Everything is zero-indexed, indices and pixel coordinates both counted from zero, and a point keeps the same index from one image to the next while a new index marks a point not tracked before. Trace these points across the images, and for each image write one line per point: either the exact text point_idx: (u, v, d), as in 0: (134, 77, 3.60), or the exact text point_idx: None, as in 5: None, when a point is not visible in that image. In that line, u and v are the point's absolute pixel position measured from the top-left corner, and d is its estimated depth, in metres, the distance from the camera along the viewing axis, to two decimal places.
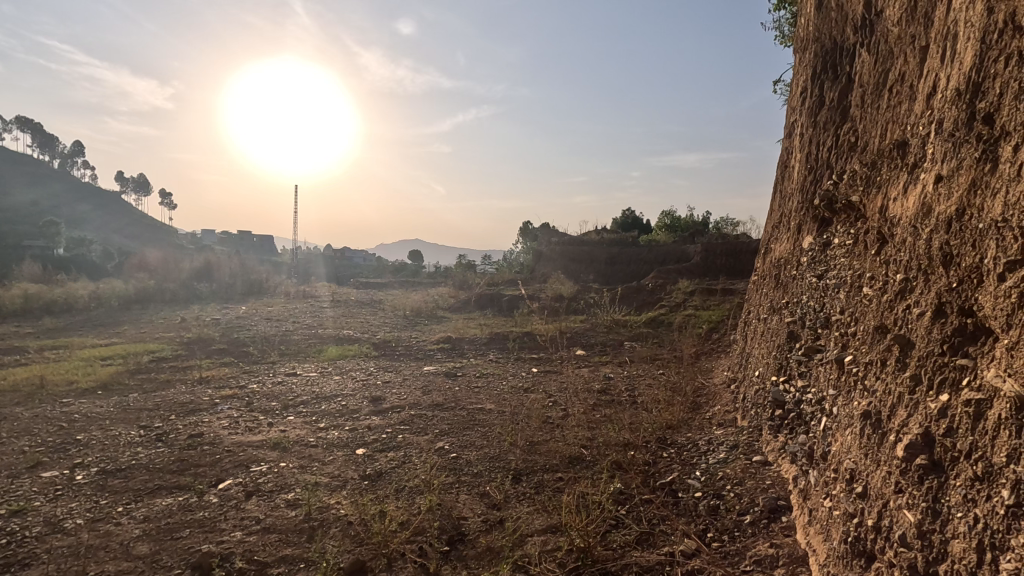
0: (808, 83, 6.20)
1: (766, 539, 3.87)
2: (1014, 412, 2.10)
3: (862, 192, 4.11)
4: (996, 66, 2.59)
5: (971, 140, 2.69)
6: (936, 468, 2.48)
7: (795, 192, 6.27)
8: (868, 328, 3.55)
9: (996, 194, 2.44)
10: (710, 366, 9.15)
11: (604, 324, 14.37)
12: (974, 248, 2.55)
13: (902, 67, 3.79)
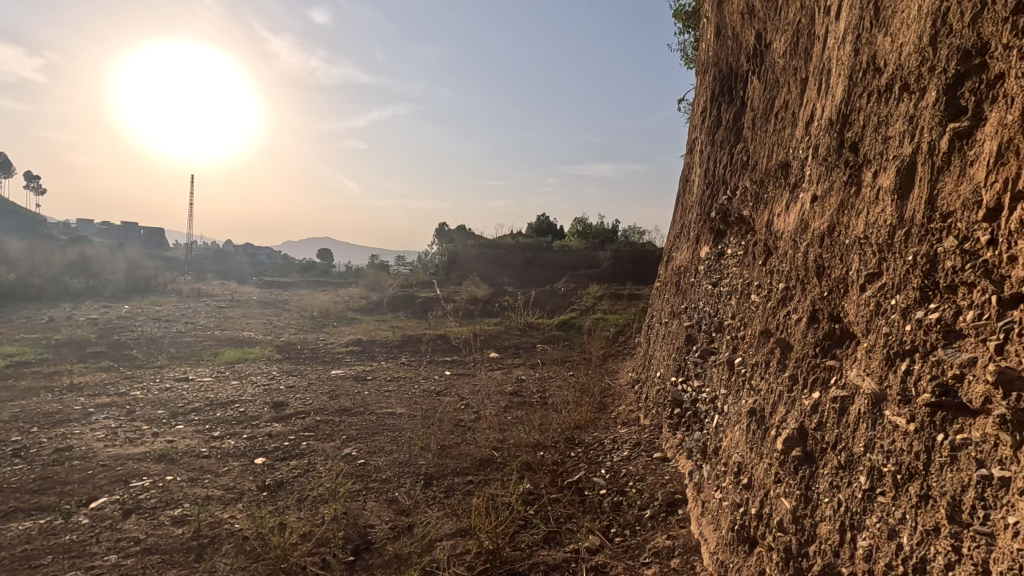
0: (708, 104, 6.66)
1: (664, 531, 4.10)
2: (872, 407, 2.39)
3: (751, 208, 4.48)
4: (861, 100, 2.91)
5: (840, 164, 3.02)
6: (809, 459, 2.75)
7: (694, 205, 6.71)
8: (754, 332, 3.87)
9: (859, 214, 2.76)
10: (616, 367, 9.58)
11: (518, 327, 14.60)
12: (842, 261, 2.86)
13: (786, 96, 4.16)
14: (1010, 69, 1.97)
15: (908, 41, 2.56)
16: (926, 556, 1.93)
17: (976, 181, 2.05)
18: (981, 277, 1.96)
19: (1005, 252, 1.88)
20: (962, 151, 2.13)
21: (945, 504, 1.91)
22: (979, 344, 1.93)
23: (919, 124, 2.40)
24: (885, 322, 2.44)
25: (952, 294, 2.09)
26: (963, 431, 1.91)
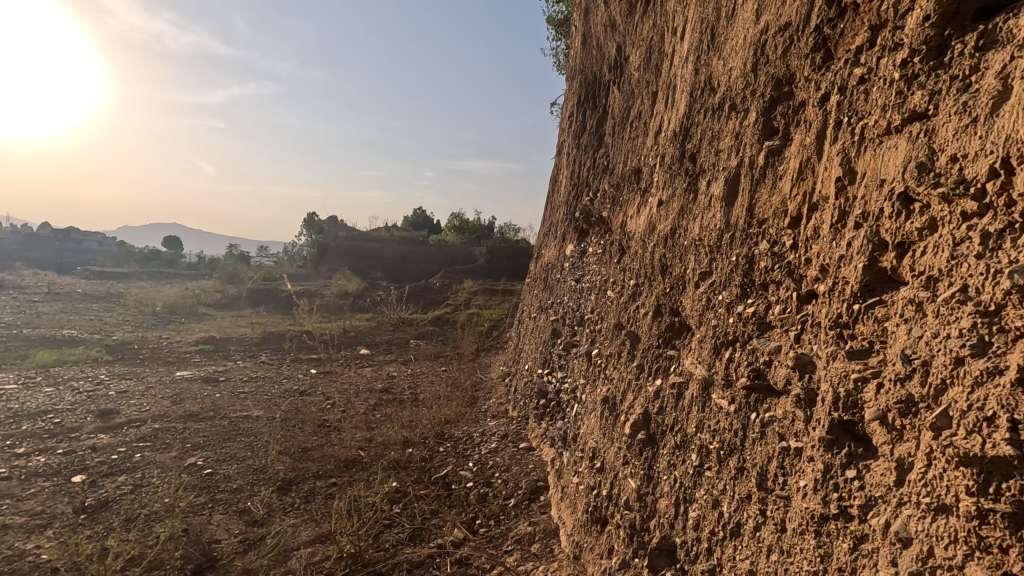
0: (575, 109, 6.99)
1: (526, 518, 4.25)
2: (703, 391, 2.67)
3: (609, 210, 4.78)
4: (699, 116, 3.23)
5: (681, 172, 3.33)
6: (651, 441, 3.01)
7: (561, 205, 7.01)
8: (609, 325, 4.14)
9: (695, 219, 3.07)
10: (488, 361, 9.74)
11: (391, 323, 14.21)
12: (681, 261, 3.16)
13: (640, 107, 4.48)
14: (809, 99, 2.30)
15: (735, 66, 2.88)
16: (741, 520, 2.21)
17: (784, 193, 2.37)
18: (785, 276, 2.27)
19: (803, 254, 2.20)
20: (774, 167, 2.46)
21: (755, 474, 2.19)
22: (783, 333, 2.24)
23: (743, 140, 2.72)
24: (714, 315, 2.74)
25: (765, 291, 2.40)
26: (771, 410, 2.21)
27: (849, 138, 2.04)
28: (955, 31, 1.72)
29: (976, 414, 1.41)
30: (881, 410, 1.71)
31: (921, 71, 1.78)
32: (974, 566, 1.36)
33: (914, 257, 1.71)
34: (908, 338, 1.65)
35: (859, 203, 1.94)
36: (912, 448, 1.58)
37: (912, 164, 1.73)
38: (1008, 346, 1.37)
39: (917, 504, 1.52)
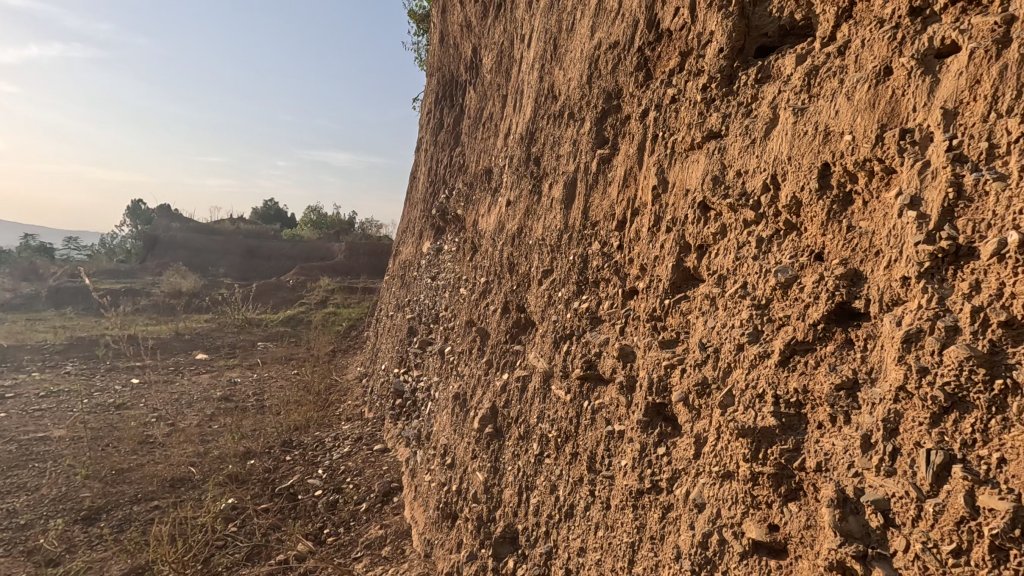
0: (432, 106, 6.96)
1: (377, 522, 4.14)
2: (543, 382, 2.82)
3: (463, 208, 4.81)
4: (543, 122, 3.38)
5: (527, 174, 3.47)
6: (498, 434, 3.10)
7: (418, 201, 6.92)
8: (462, 322, 4.18)
9: (538, 220, 3.22)
10: (344, 362, 9.30)
11: (234, 324, 12.93)
12: (526, 259, 3.29)
13: (492, 108, 4.58)
14: (632, 113, 2.53)
15: (573, 77, 3.07)
16: (574, 502, 2.37)
17: (612, 198, 2.58)
18: (613, 274, 2.48)
19: (627, 254, 2.42)
20: (605, 174, 2.66)
21: (586, 457, 2.36)
22: (610, 326, 2.44)
23: (579, 147, 2.91)
24: (554, 311, 2.89)
25: (596, 288, 2.59)
26: (600, 397, 2.39)
27: (663, 151, 2.28)
28: (742, 65, 2.00)
29: (751, 392, 1.66)
30: (684, 392, 1.93)
31: (717, 96, 2.05)
32: (749, 521, 1.60)
33: (709, 258, 1.97)
34: (705, 329, 1.90)
35: (670, 209, 2.18)
36: (706, 424, 1.82)
37: (708, 177, 2.00)
38: (775, 333, 1.64)
39: (710, 473, 1.76)
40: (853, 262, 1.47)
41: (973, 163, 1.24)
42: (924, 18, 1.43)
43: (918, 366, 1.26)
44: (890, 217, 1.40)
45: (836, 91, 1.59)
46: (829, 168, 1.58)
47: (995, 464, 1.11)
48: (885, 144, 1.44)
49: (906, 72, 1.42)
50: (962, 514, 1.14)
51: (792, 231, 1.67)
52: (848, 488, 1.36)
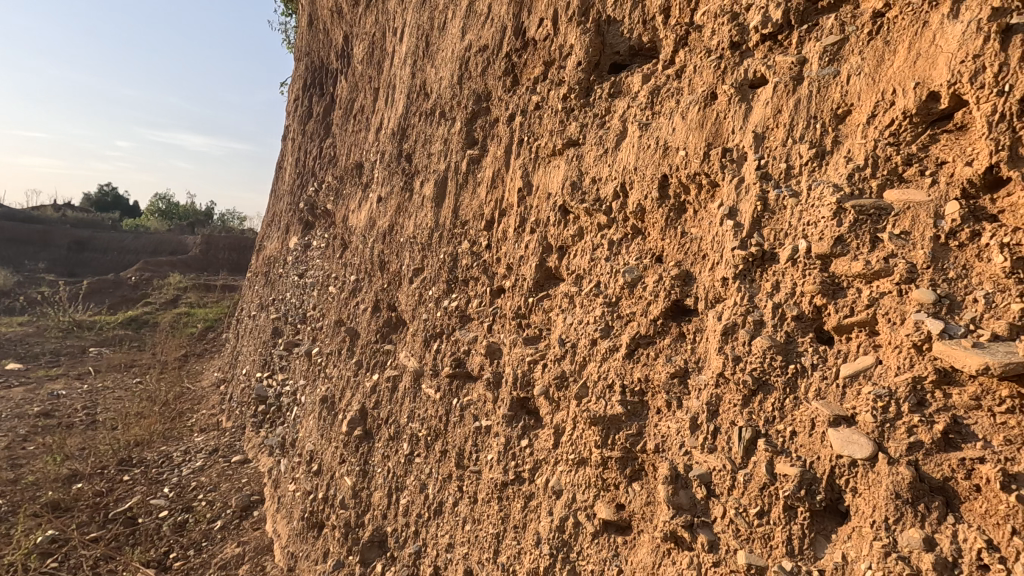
0: (300, 93, 6.55)
1: (234, 539, 3.82)
2: (413, 381, 2.80)
3: (333, 202, 4.59)
4: (415, 119, 3.35)
5: (398, 171, 3.40)
6: (368, 437, 3.02)
7: (284, 193, 6.48)
8: (330, 322, 3.99)
9: (409, 218, 3.18)
10: (199, 367, 8.43)
11: (58, 327, 11.12)
12: (397, 257, 3.24)
13: (363, 101, 4.43)
14: (500, 116, 2.60)
15: (444, 76, 3.07)
16: (443, 499, 2.39)
17: (481, 198, 2.63)
18: (482, 273, 2.53)
19: (495, 254, 2.49)
20: (475, 174, 2.71)
21: (454, 454, 2.39)
22: (479, 324, 2.49)
23: (450, 147, 2.92)
24: (425, 310, 2.87)
25: (465, 286, 2.63)
26: (469, 394, 2.43)
27: (528, 156, 2.38)
28: (597, 79, 2.15)
29: (602, 383, 1.80)
30: (545, 386, 2.03)
31: (575, 106, 2.18)
32: (599, 503, 1.73)
33: (568, 259, 2.09)
34: (564, 326, 2.01)
35: (534, 211, 2.28)
36: (563, 415, 1.93)
37: (567, 182, 2.12)
38: (622, 328, 1.79)
39: (567, 460, 1.88)
40: (685, 264, 1.65)
41: (774, 181, 1.46)
42: (740, 52, 1.64)
43: (733, 355, 1.45)
44: (713, 225, 1.60)
45: (673, 110, 1.78)
46: (666, 179, 1.76)
47: (789, 436, 1.32)
48: (711, 160, 1.63)
49: (727, 98, 1.62)
50: (764, 481, 1.33)
51: (637, 235, 1.83)
52: (679, 465, 1.52)
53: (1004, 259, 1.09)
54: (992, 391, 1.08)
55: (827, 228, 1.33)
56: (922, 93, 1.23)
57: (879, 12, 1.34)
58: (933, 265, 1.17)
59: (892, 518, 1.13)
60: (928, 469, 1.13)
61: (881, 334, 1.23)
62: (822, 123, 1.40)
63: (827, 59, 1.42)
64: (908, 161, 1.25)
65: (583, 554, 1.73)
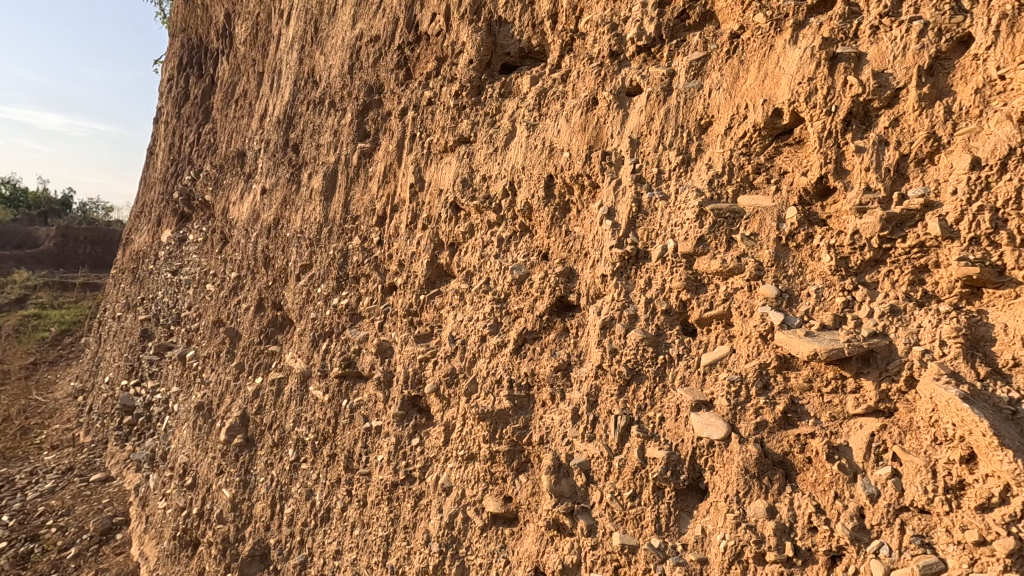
0: (174, 72, 5.98)
1: (92, 567, 3.40)
2: (301, 383, 2.65)
3: (211, 192, 4.24)
4: (302, 107, 3.18)
5: (284, 162, 3.21)
6: (250, 444, 2.83)
7: (155, 182, 5.87)
8: (208, 322, 3.68)
9: (296, 211, 3.01)
10: (50, 376, 7.41)
11: None
12: (283, 253, 3.05)
13: (246, 85, 4.13)
14: (392, 110, 2.55)
15: (334, 65, 2.94)
16: (330, 505, 2.29)
17: (372, 193, 2.56)
18: (373, 270, 2.46)
19: (387, 250, 2.43)
20: (366, 168, 2.63)
21: (343, 457, 2.30)
22: (370, 322, 2.42)
23: (340, 138, 2.81)
24: (312, 308, 2.74)
25: (356, 284, 2.54)
26: (359, 395, 2.36)
27: (420, 151, 2.35)
28: (488, 78, 2.17)
29: (491, 378, 1.82)
30: (435, 383, 2.02)
31: (467, 104, 2.19)
32: (487, 497, 1.75)
33: (460, 255, 2.09)
34: (454, 322, 2.01)
35: (425, 208, 2.25)
36: (454, 412, 1.93)
37: (458, 179, 2.12)
38: (510, 324, 1.83)
39: (456, 457, 1.88)
40: (568, 262, 1.72)
41: (647, 184, 1.56)
42: (619, 61, 1.73)
43: (610, 348, 1.53)
44: (594, 224, 1.68)
45: (559, 113, 1.84)
46: (552, 179, 1.82)
47: (658, 422, 1.42)
48: (592, 162, 1.70)
49: (607, 104, 1.71)
50: (636, 465, 1.42)
51: (525, 233, 1.88)
52: (561, 455, 1.58)
53: (830, 258, 1.25)
54: (821, 373, 1.23)
55: (691, 229, 1.44)
56: (768, 110, 1.37)
57: (735, 34, 1.48)
58: (776, 264, 1.31)
59: (741, 491, 1.26)
60: (771, 446, 1.26)
61: (735, 326, 1.36)
62: (688, 132, 1.52)
63: (692, 73, 1.54)
64: (757, 170, 1.39)
65: (471, 549, 1.75)
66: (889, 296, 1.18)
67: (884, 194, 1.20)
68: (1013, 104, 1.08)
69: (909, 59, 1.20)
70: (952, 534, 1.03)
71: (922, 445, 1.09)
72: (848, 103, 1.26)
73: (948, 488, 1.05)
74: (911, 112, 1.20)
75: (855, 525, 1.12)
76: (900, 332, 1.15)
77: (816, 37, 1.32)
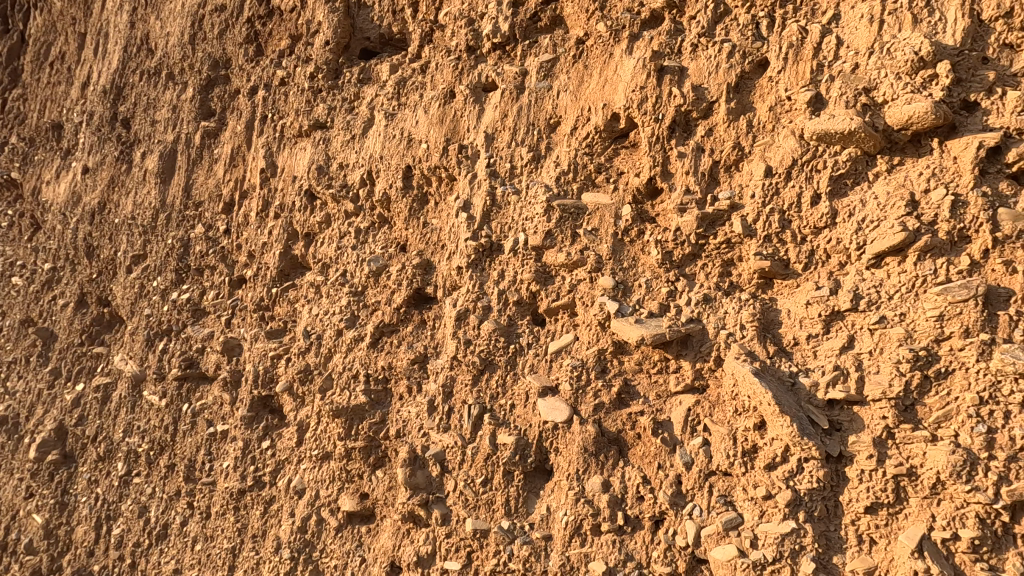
0: None
1: None
2: (132, 389, 2.35)
3: (16, 169, 3.43)
4: (134, 77, 2.80)
5: (111, 137, 2.80)
6: (68, 460, 2.46)
7: None
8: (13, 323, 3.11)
9: (127, 195, 2.65)
10: None
11: None
12: (111, 241, 2.66)
13: (61, 47, 3.49)
14: (241, 88, 2.35)
15: (173, 33, 2.64)
16: (168, 521, 2.08)
17: (217, 177, 2.35)
18: (219, 261, 2.25)
19: (235, 240, 2.24)
20: (211, 150, 2.40)
21: (183, 468, 2.09)
22: (215, 319, 2.22)
23: (179, 115, 2.53)
24: (147, 304, 2.43)
25: (200, 276, 2.31)
26: (202, 398, 2.15)
27: (272, 134, 2.19)
28: (346, 62, 2.08)
29: (347, 374, 1.76)
30: (288, 382, 1.91)
31: (323, 87, 2.08)
32: (343, 496, 1.69)
33: (315, 246, 1.99)
34: (309, 316, 1.91)
35: (278, 195, 2.11)
36: (308, 411, 1.84)
37: (313, 166, 2.01)
38: (368, 318, 1.78)
39: (310, 457, 1.79)
40: (426, 254, 1.72)
41: (501, 179, 1.60)
42: (475, 57, 1.75)
43: (465, 339, 1.55)
44: (451, 217, 1.69)
45: (417, 104, 1.82)
46: (410, 170, 1.80)
47: (509, 409, 1.47)
48: (450, 154, 1.71)
49: (463, 98, 1.72)
50: (488, 452, 1.46)
51: (384, 224, 1.84)
52: (417, 447, 1.58)
53: (657, 252, 1.38)
54: (649, 356, 1.35)
55: (541, 223, 1.50)
56: (608, 113, 1.48)
57: (580, 40, 1.57)
58: (613, 258, 1.42)
59: (581, 469, 1.35)
60: (607, 425, 1.36)
61: (578, 315, 1.45)
62: (538, 130, 1.58)
63: (542, 73, 1.61)
64: (598, 169, 1.49)
65: (326, 551, 1.69)
66: (704, 286, 1.33)
67: (701, 196, 1.35)
68: (796, 122, 1.27)
69: (720, 77, 1.35)
70: (748, 491, 1.20)
71: (727, 416, 1.25)
72: (672, 112, 1.40)
73: (745, 452, 1.21)
74: (721, 124, 1.36)
75: (674, 491, 1.26)
76: (711, 318, 1.31)
77: (648, 50, 1.44)
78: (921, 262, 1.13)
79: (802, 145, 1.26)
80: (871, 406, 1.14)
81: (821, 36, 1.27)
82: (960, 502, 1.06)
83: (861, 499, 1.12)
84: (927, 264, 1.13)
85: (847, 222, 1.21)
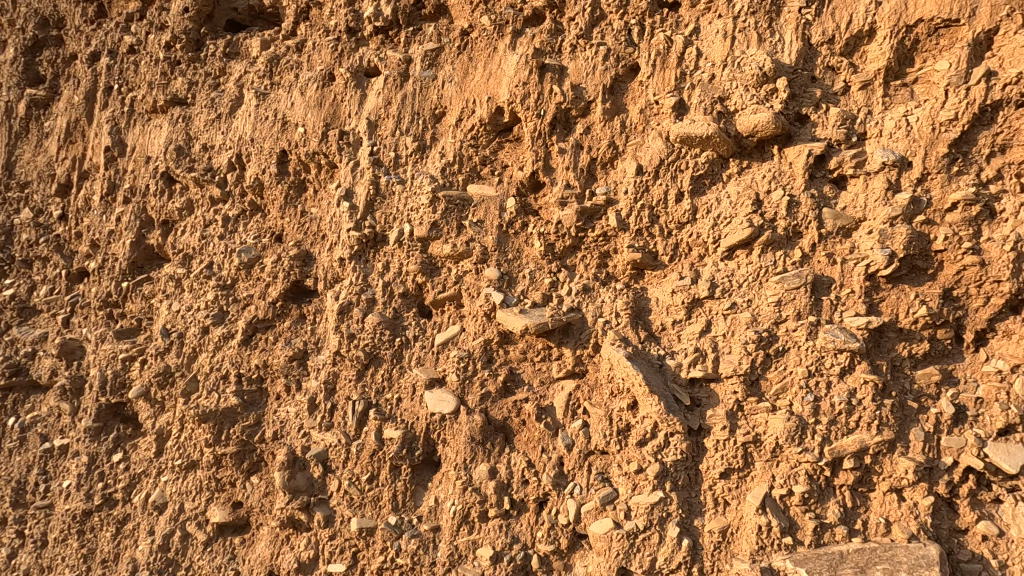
0: None
1: None
2: None
3: None
4: None
5: None
6: None
7: None
8: None
9: None
10: None
11: None
12: None
13: None
14: (78, 52, 2.04)
15: None
16: None
17: (50, 154, 2.03)
18: (53, 251, 1.96)
19: (73, 227, 1.95)
20: (40, 122, 2.07)
21: (9, 492, 1.80)
22: (50, 318, 1.92)
23: None
24: None
25: (28, 269, 1.99)
26: (34, 410, 1.86)
27: (119, 107, 1.94)
28: (209, 33, 1.89)
29: (215, 374, 1.62)
30: (145, 386, 1.71)
31: (182, 59, 1.87)
32: (212, 506, 1.56)
33: (174, 235, 1.79)
34: (168, 313, 1.72)
35: (128, 177, 1.88)
36: (169, 417, 1.67)
37: (171, 147, 1.81)
38: (238, 313, 1.65)
39: (172, 467, 1.63)
40: (304, 245, 1.62)
41: (385, 168, 1.56)
42: (356, 39, 1.68)
43: (348, 333, 1.50)
44: (331, 206, 1.61)
45: (293, 84, 1.71)
46: (286, 155, 1.68)
47: (395, 403, 1.44)
48: (329, 140, 1.63)
49: (344, 81, 1.65)
50: (374, 448, 1.42)
51: (256, 212, 1.71)
52: (297, 448, 1.49)
53: (540, 244, 1.42)
54: (532, 345, 1.40)
55: (426, 214, 1.49)
56: (492, 107, 1.50)
57: (465, 31, 1.57)
58: (498, 249, 1.45)
59: (468, 458, 1.37)
60: (494, 413, 1.39)
61: (464, 306, 1.46)
62: (423, 120, 1.56)
63: (427, 62, 1.58)
64: (484, 161, 1.51)
65: (192, 568, 1.55)
66: (583, 277, 1.41)
67: (580, 190, 1.42)
68: (663, 125, 1.38)
69: (597, 78, 1.43)
70: (622, 467, 1.29)
71: (604, 398, 1.33)
72: (553, 109, 1.45)
73: (620, 431, 1.30)
74: (598, 123, 1.43)
75: (556, 472, 1.32)
76: (589, 307, 1.38)
77: (530, 47, 1.48)
78: (764, 254, 1.29)
79: (668, 147, 1.37)
80: (724, 382, 1.28)
81: (684, 46, 1.39)
82: (793, 462, 1.22)
83: (717, 466, 1.25)
84: (769, 256, 1.29)
85: (705, 218, 1.34)
